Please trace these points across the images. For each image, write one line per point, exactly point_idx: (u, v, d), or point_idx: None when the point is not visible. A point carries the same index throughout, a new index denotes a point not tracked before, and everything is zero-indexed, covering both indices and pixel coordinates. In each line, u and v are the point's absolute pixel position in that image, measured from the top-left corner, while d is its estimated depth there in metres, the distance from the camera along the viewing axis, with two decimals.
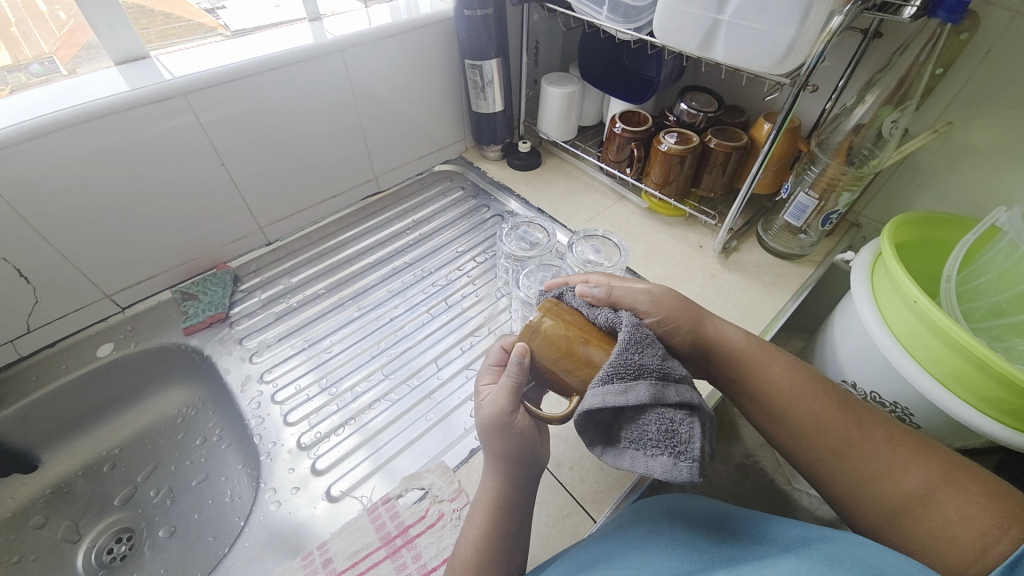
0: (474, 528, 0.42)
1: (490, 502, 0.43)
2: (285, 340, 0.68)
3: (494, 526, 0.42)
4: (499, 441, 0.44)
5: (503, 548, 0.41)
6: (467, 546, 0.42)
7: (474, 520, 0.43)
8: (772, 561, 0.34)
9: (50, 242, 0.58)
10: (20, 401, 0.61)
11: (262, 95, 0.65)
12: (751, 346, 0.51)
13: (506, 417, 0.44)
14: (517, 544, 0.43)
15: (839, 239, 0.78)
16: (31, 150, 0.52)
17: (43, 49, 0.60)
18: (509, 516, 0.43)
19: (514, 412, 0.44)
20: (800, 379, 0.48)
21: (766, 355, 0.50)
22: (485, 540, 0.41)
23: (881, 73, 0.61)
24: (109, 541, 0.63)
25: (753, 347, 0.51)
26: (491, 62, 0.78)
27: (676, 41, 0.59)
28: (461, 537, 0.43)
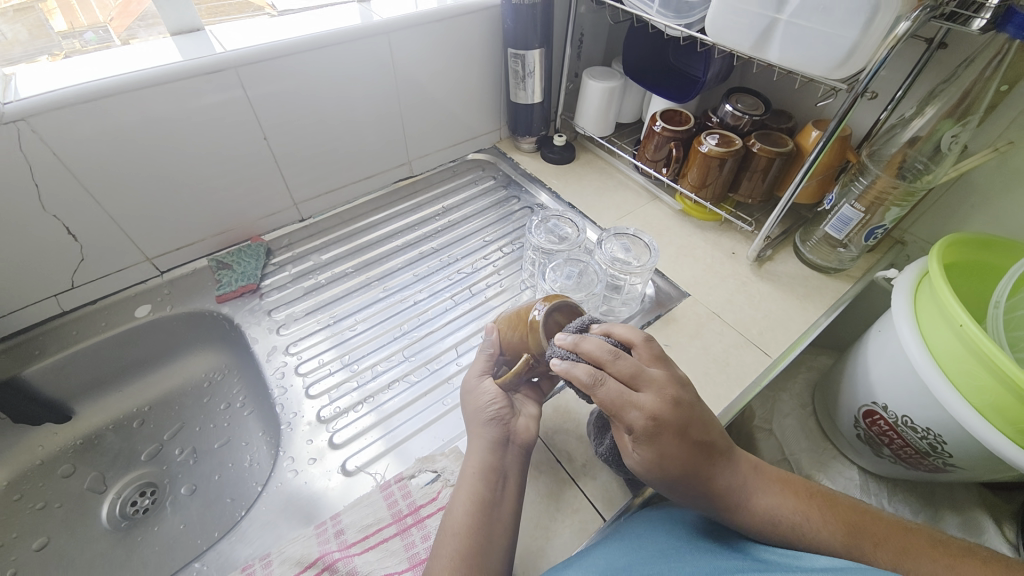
0: (463, 497, 0.44)
1: (477, 472, 0.45)
2: (311, 315, 0.70)
3: (485, 498, 0.43)
4: (467, 398, 0.50)
5: (492, 517, 0.43)
6: (456, 516, 0.43)
7: (462, 493, 0.44)
8: None
9: (100, 204, 0.60)
10: (60, 353, 0.64)
11: (308, 72, 0.66)
12: (755, 501, 0.45)
13: (477, 379, 0.51)
14: (508, 524, 0.43)
15: (881, 255, 0.74)
16: (86, 112, 0.54)
17: (96, 17, 0.62)
18: (497, 489, 0.44)
19: (482, 376, 0.51)
20: (813, 518, 0.43)
21: (776, 504, 0.45)
22: (475, 510, 0.43)
23: (946, 84, 0.58)
24: (133, 493, 0.65)
25: (758, 502, 0.45)
26: (533, 52, 0.77)
27: (728, 39, 0.57)
28: (451, 507, 0.44)
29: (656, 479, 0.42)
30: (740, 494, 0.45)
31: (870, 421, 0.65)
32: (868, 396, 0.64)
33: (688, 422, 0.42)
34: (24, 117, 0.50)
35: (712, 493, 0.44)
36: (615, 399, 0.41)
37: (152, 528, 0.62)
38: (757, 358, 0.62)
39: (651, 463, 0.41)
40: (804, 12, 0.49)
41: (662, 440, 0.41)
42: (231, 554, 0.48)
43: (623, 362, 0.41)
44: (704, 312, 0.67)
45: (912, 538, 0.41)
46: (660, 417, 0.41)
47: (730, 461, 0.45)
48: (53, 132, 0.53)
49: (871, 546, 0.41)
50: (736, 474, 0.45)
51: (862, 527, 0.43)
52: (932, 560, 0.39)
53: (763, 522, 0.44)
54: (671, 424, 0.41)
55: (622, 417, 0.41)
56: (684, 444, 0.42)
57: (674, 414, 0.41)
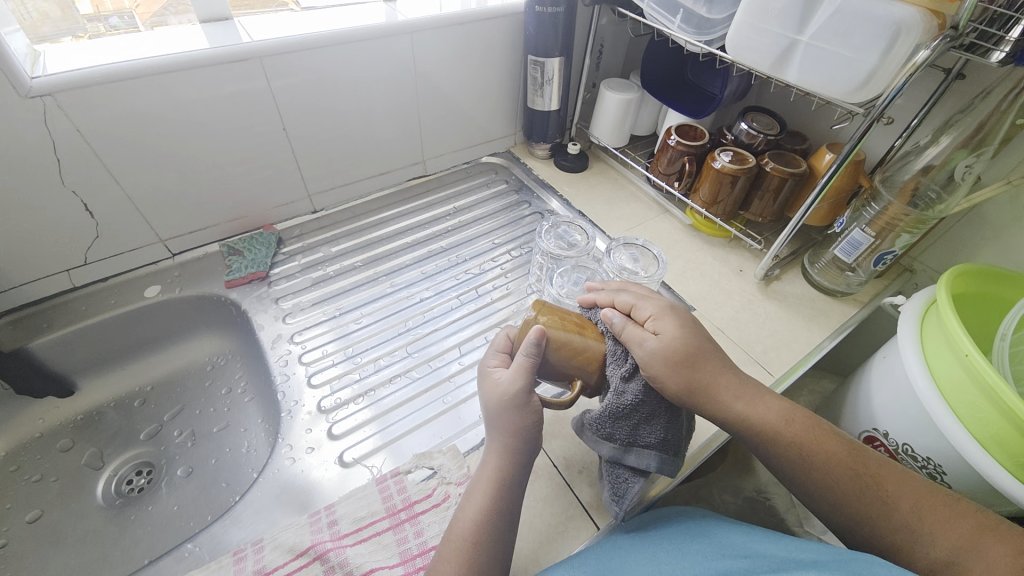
0: (475, 503, 0.43)
1: (495, 478, 0.44)
2: (317, 306, 0.70)
3: (497, 509, 0.43)
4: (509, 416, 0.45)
5: (503, 524, 0.43)
6: (465, 519, 0.42)
7: (474, 499, 0.43)
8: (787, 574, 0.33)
9: (118, 183, 0.61)
10: (67, 328, 0.64)
11: (329, 66, 0.67)
12: (765, 414, 0.45)
13: (523, 395, 0.45)
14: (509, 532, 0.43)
15: (889, 281, 0.74)
16: (112, 92, 0.55)
17: (124, 5, 0.63)
18: (509, 496, 0.44)
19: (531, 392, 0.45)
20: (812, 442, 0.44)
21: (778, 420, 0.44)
22: (485, 520, 0.42)
23: (962, 114, 0.58)
24: (129, 472, 0.66)
25: (768, 416, 0.44)
26: (553, 61, 0.78)
27: (748, 57, 0.58)
28: (460, 513, 0.43)
29: (670, 368, 0.43)
30: (750, 403, 0.45)
31: (870, 447, 0.64)
32: (869, 422, 0.63)
33: (696, 321, 0.48)
34: (50, 93, 0.51)
35: (715, 395, 0.44)
36: (636, 296, 0.49)
37: (146, 507, 0.62)
38: (760, 377, 0.61)
39: (668, 341, 0.44)
40: (824, 34, 0.50)
41: (678, 321, 0.46)
42: (223, 537, 0.48)
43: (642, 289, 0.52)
44: (708, 327, 0.67)
45: (905, 478, 0.43)
46: (673, 308, 0.48)
47: (740, 373, 0.46)
48: (78, 110, 0.54)
49: (866, 479, 0.42)
50: (746, 387, 0.46)
51: (859, 461, 0.43)
52: (924, 502, 0.41)
53: (771, 435, 0.44)
54: (682, 316, 0.47)
55: (642, 307, 0.47)
56: (695, 337, 0.46)
57: (685, 313, 0.48)
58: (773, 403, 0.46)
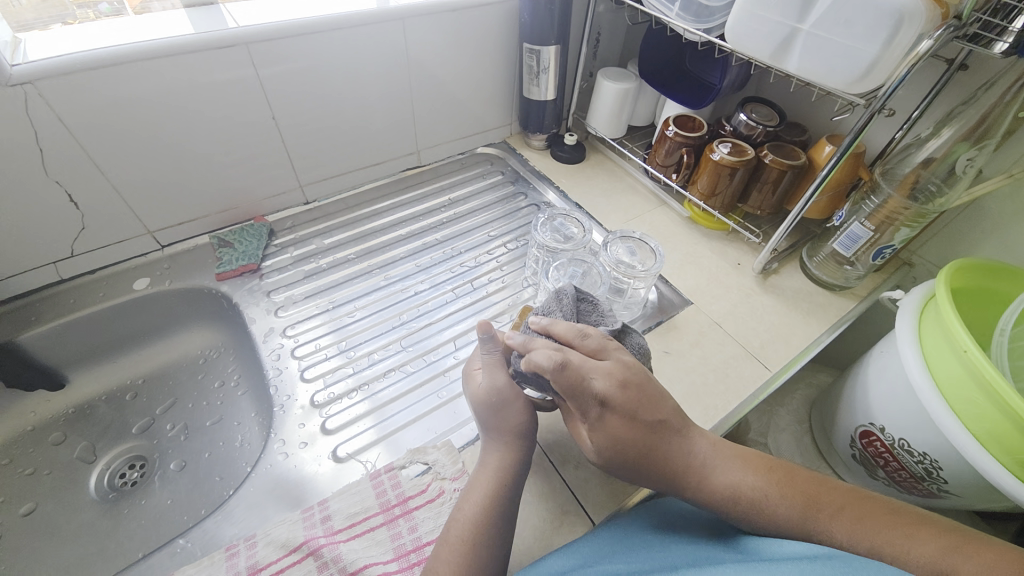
0: (474, 500, 0.43)
1: (495, 476, 0.45)
2: (310, 299, 0.69)
3: (497, 506, 0.43)
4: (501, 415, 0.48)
5: (503, 521, 0.43)
6: (463, 517, 0.43)
7: (473, 495, 0.44)
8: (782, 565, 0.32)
9: (104, 173, 0.60)
10: (54, 321, 0.63)
11: (319, 53, 0.65)
12: (714, 478, 0.44)
13: (510, 398, 0.48)
14: (507, 530, 0.43)
15: (888, 275, 0.73)
16: (95, 80, 0.53)
17: None
18: (507, 493, 0.44)
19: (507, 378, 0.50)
20: (770, 492, 0.42)
21: (731, 478, 0.44)
22: (485, 516, 0.42)
23: (963, 106, 0.58)
24: (122, 466, 0.65)
25: (717, 479, 0.44)
26: (550, 49, 0.76)
27: (747, 46, 0.56)
28: (458, 511, 0.44)
29: (611, 459, 0.44)
30: (697, 471, 0.44)
31: (866, 442, 0.64)
32: (866, 417, 0.64)
33: (637, 401, 0.44)
34: (31, 80, 0.50)
35: (663, 468, 0.44)
36: (568, 387, 0.43)
37: (139, 501, 0.61)
38: (757, 372, 0.61)
39: (604, 444, 0.44)
40: (825, 23, 0.49)
41: (611, 423, 0.43)
42: (216, 533, 0.48)
43: (588, 341, 0.46)
44: (706, 322, 0.67)
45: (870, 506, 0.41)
46: (609, 400, 0.43)
47: (684, 439, 0.45)
48: (60, 98, 0.52)
49: (828, 517, 0.41)
50: (692, 452, 0.45)
51: (818, 497, 0.42)
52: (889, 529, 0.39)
53: (723, 499, 0.43)
54: (620, 407, 0.43)
55: (576, 399, 0.43)
56: (634, 424, 0.43)
57: (623, 397, 0.43)
58: (726, 456, 0.45)
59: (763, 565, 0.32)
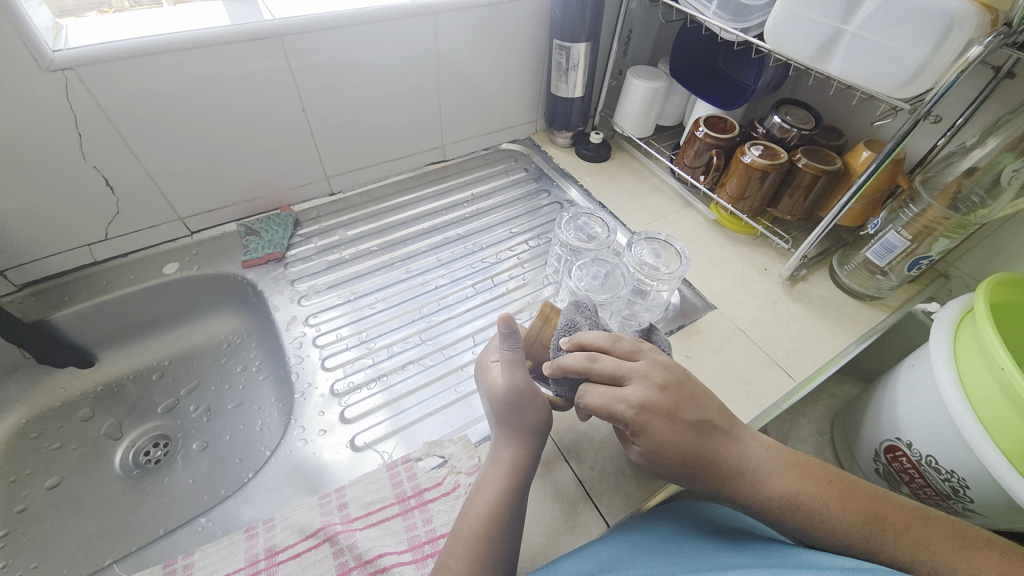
0: (485, 497, 0.43)
1: (506, 474, 0.45)
2: (333, 289, 0.70)
3: (508, 504, 0.43)
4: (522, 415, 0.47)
5: (513, 519, 0.43)
6: (475, 513, 0.42)
7: (483, 493, 0.44)
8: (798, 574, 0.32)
9: (139, 159, 0.61)
10: (87, 301, 0.65)
11: (350, 45, 0.65)
12: (769, 483, 0.42)
13: (522, 397, 0.47)
14: (516, 529, 0.43)
15: (922, 287, 0.71)
16: (133, 68, 0.55)
17: None
18: (519, 492, 0.44)
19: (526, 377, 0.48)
20: (828, 503, 0.41)
21: (786, 486, 0.42)
22: (495, 513, 0.42)
23: (1012, 115, 0.55)
24: (146, 444, 0.67)
25: (772, 486, 0.42)
26: (580, 46, 0.75)
27: (787, 47, 0.55)
28: (468, 507, 0.44)
29: (659, 462, 0.42)
30: (751, 476, 0.43)
31: (891, 456, 0.62)
32: (892, 432, 0.62)
33: (678, 402, 0.43)
34: (73, 67, 0.51)
35: (713, 473, 0.43)
36: (602, 398, 0.43)
37: (162, 478, 0.63)
38: (780, 380, 0.60)
39: (649, 447, 0.42)
40: (872, 25, 0.47)
41: (655, 425, 0.42)
42: (235, 515, 0.49)
43: (621, 344, 0.46)
44: (729, 327, 0.65)
45: (935, 527, 0.40)
46: (648, 404, 0.42)
47: (737, 442, 0.44)
48: (100, 85, 0.54)
49: (890, 534, 0.39)
50: (745, 456, 0.43)
51: (878, 513, 0.41)
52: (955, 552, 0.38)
53: (777, 507, 0.42)
54: (661, 408, 0.42)
55: (612, 409, 0.43)
56: (677, 426, 0.42)
57: (664, 399, 0.42)
58: (781, 464, 0.44)
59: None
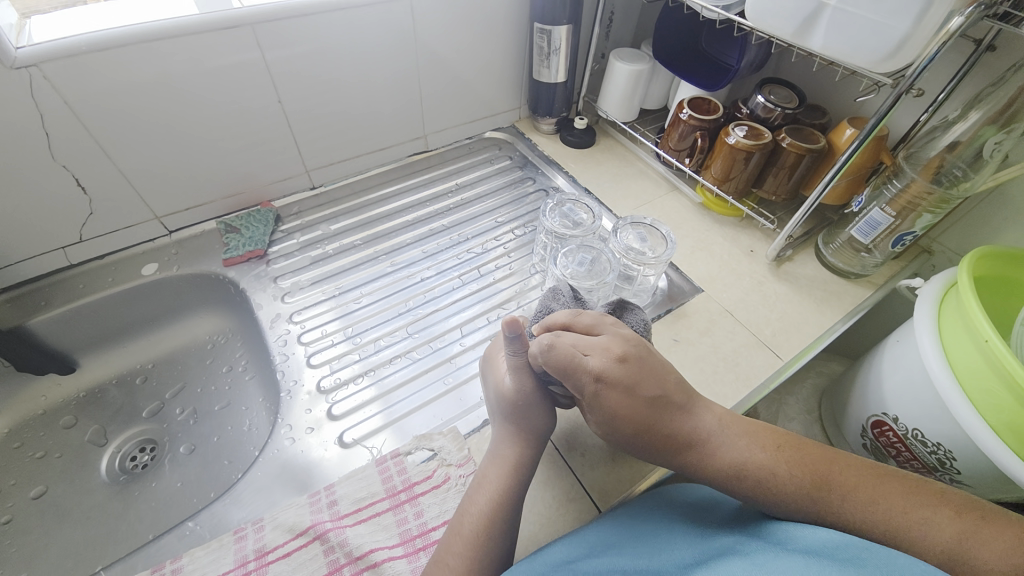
0: (484, 496, 0.43)
1: (507, 472, 0.45)
2: (317, 284, 0.69)
3: (507, 502, 0.43)
4: (526, 416, 0.47)
5: (512, 517, 0.43)
6: (474, 511, 0.42)
7: (482, 491, 0.44)
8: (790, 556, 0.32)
9: (111, 158, 0.59)
10: (64, 305, 0.64)
11: (325, 34, 0.64)
12: (720, 452, 0.43)
13: (528, 398, 0.47)
14: (515, 524, 0.43)
15: (906, 263, 0.71)
16: (99, 62, 0.52)
17: None
18: (519, 490, 0.44)
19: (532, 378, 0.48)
20: (778, 468, 0.41)
21: (738, 455, 0.43)
22: (495, 512, 0.42)
23: (993, 87, 0.54)
24: (133, 449, 0.66)
25: (722, 455, 0.43)
26: (561, 29, 0.74)
27: (769, 24, 0.55)
28: (467, 504, 0.43)
29: (614, 434, 0.44)
30: (702, 446, 0.43)
31: (878, 432, 0.63)
32: (879, 407, 0.62)
33: (637, 377, 0.44)
34: (36, 63, 0.49)
35: (666, 446, 0.44)
36: (564, 365, 0.44)
37: (149, 483, 0.62)
38: (768, 361, 0.60)
39: (605, 420, 0.44)
40: None
41: (612, 397, 0.43)
42: (224, 517, 0.48)
43: (582, 319, 0.48)
44: (717, 309, 0.65)
45: (886, 484, 0.40)
46: (605, 376, 0.43)
47: (690, 415, 0.44)
48: (67, 81, 0.52)
49: (839, 495, 0.39)
50: (697, 427, 0.44)
51: (830, 474, 0.41)
52: (902, 508, 0.38)
53: (728, 476, 0.42)
54: (619, 381, 0.43)
55: (571, 377, 0.44)
56: (634, 400, 0.43)
57: (621, 371, 0.44)
58: (733, 433, 0.44)
59: (773, 559, 0.31)
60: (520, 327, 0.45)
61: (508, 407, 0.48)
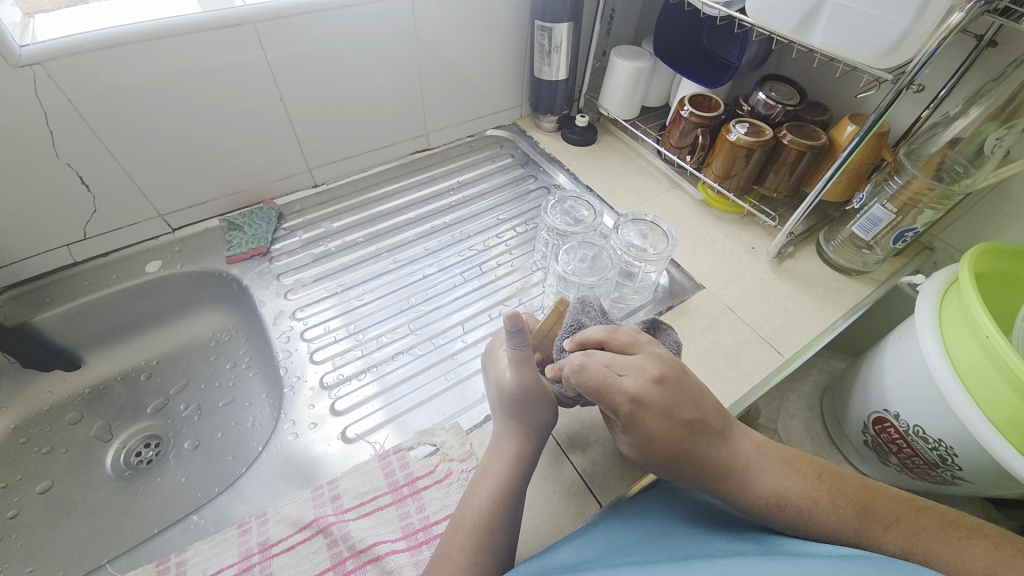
0: (485, 490, 0.43)
1: (508, 465, 0.45)
2: (319, 282, 0.69)
3: (508, 496, 0.43)
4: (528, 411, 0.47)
5: (513, 511, 0.43)
6: (475, 505, 0.42)
7: (483, 485, 0.44)
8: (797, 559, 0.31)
9: (115, 156, 0.60)
10: (69, 302, 0.64)
11: (327, 32, 0.64)
12: (758, 481, 0.42)
13: (529, 394, 0.47)
14: (517, 519, 0.43)
15: (908, 260, 0.71)
16: (102, 60, 0.53)
17: None
18: (519, 484, 0.44)
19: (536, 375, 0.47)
20: (818, 499, 0.41)
21: (777, 484, 0.42)
22: (495, 505, 0.42)
23: (994, 83, 0.54)
24: (137, 444, 0.66)
25: (761, 483, 0.42)
26: (561, 26, 0.74)
27: (769, 19, 0.54)
28: (468, 499, 0.44)
29: (649, 459, 0.43)
30: (740, 474, 0.43)
31: (880, 428, 0.63)
32: (880, 404, 0.62)
33: (675, 400, 0.42)
34: (41, 61, 0.50)
35: (705, 473, 0.43)
36: (598, 384, 0.42)
37: (154, 479, 0.63)
38: (770, 357, 0.60)
39: (640, 444, 0.43)
40: None
41: (648, 421, 0.41)
42: (228, 511, 0.49)
43: (618, 335, 0.46)
44: (718, 306, 0.65)
45: (924, 518, 0.40)
46: (642, 398, 0.41)
47: (727, 441, 0.44)
48: (72, 80, 0.52)
49: (879, 528, 0.39)
50: (733, 454, 0.43)
51: (871, 508, 0.40)
52: (943, 543, 0.38)
53: (766, 505, 0.42)
54: (655, 404, 0.41)
55: (605, 398, 0.42)
56: (672, 425, 0.42)
57: (659, 394, 0.42)
58: (771, 462, 0.43)
59: (786, 560, 0.32)
60: (519, 322, 0.45)
61: (510, 403, 0.48)
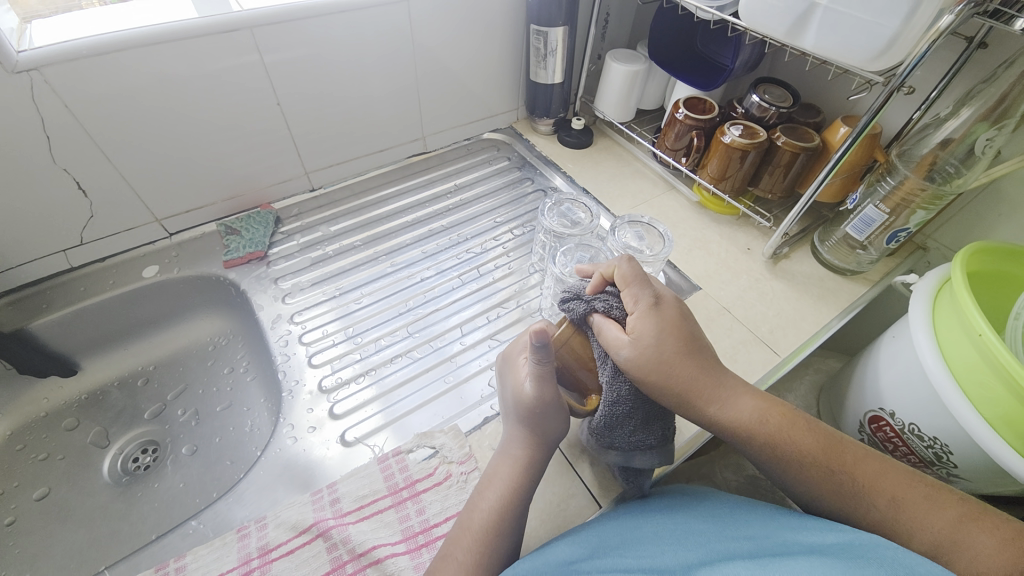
0: (493, 495, 0.43)
1: (518, 471, 0.45)
2: (317, 285, 0.70)
3: (515, 501, 0.43)
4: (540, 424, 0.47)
5: (520, 516, 0.43)
6: (484, 508, 0.43)
7: (491, 490, 0.44)
8: (791, 554, 0.32)
9: (111, 160, 0.60)
10: (66, 308, 0.64)
11: (323, 37, 0.64)
12: (739, 404, 0.43)
13: (544, 406, 0.46)
14: (524, 523, 0.44)
15: (901, 260, 0.72)
16: (98, 66, 0.53)
17: None
18: (529, 491, 0.44)
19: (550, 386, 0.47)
20: (793, 431, 0.42)
21: (758, 411, 0.43)
22: (503, 511, 0.42)
23: (985, 84, 0.55)
24: (135, 450, 0.66)
25: (742, 407, 0.43)
26: (557, 30, 0.75)
27: (762, 23, 0.55)
28: (475, 502, 0.44)
29: (643, 362, 0.42)
30: (724, 395, 0.43)
31: (875, 427, 0.64)
32: (876, 402, 0.63)
33: (687, 315, 0.46)
34: (37, 67, 0.50)
35: (694, 386, 0.43)
36: (637, 275, 0.46)
37: (151, 485, 0.62)
38: (765, 357, 0.60)
39: (648, 336, 0.43)
40: None
41: (664, 318, 0.45)
42: (227, 515, 0.49)
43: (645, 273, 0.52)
44: (715, 307, 0.66)
45: (889, 468, 0.41)
46: (666, 298, 0.46)
47: (716, 365, 0.45)
48: (67, 85, 0.52)
49: (845, 466, 0.41)
50: (724, 377, 0.44)
51: (838, 448, 0.42)
52: (910, 494, 0.39)
53: (745, 426, 0.42)
54: (673, 309, 0.46)
55: (637, 287, 0.46)
56: (682, 327, 0.45)
57: (678, 303, 0.46)
58: (752, 392, 0.45)
59: (784, 555, 0.32)
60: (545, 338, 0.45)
61: (526, 412, 0.47)
